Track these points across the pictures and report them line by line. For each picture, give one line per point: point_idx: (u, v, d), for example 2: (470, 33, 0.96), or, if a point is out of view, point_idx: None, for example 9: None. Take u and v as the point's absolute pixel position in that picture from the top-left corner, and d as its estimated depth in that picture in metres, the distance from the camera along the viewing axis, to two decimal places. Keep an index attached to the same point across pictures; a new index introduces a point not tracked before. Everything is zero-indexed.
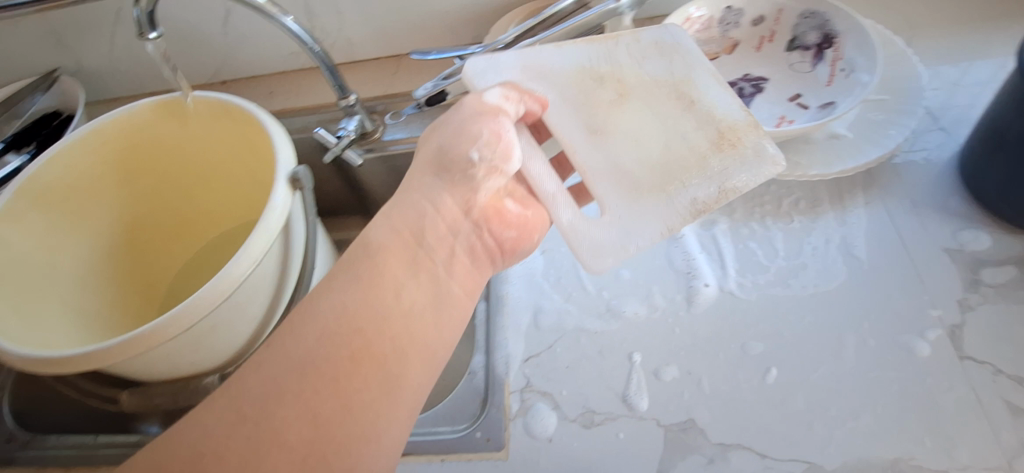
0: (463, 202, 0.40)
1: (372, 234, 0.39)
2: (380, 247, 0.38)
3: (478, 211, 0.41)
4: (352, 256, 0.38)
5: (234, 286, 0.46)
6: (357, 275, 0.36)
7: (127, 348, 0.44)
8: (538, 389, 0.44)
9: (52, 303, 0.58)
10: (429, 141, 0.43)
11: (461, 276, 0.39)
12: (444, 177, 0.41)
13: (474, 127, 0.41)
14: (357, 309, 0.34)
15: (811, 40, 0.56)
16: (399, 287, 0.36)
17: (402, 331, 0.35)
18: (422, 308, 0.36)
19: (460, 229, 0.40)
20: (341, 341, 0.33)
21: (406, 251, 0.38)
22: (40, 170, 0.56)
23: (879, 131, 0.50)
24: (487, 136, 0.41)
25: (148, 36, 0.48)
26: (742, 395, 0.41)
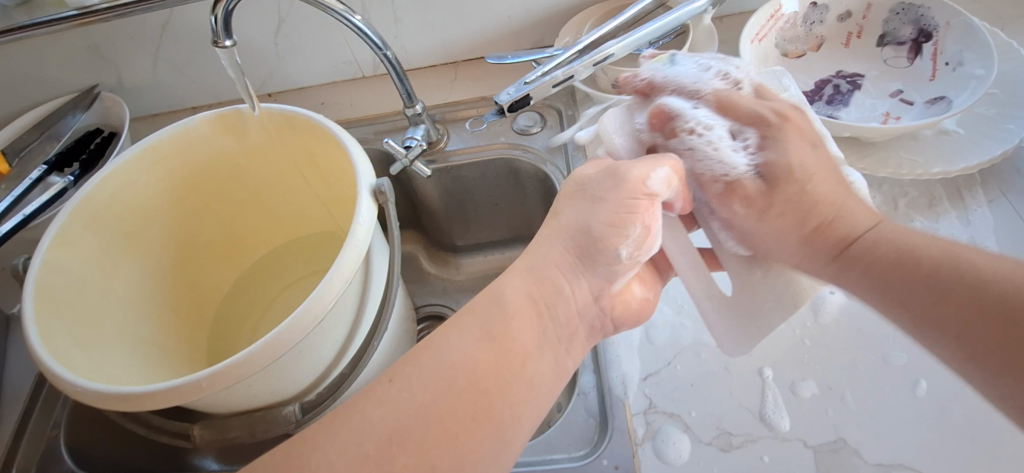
0: (598, 290, 0.40)
1: (506, 294, 0.37)
2: (513, 309, 0.37)
3: (607, 299, 0.40)
4: (485, 309, 0.37)
5: (326, 309, 0.42)
6: (496, 341, 0.35)
7: (218, 381, 0.40)
8: (663, 410, 0.41)
9: (110, 332, 0.54)
10: (578, 211, 0.40)
11: (576, 349, 0.39)
12: (585, 259, 0.39)
13: (629, 218, 0.37)
14: (483, 370, 0.34)
15: (905, 35, 0.54)
16: (526, 355, 0.36)
17: (520, 392, 0.35)
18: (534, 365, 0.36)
19: (587, 312, 0.40)
20: (461, 383, 0.34)
21: (535, 318, 0.37)
22: (95, 190, 0.53)
23: (994, 126, 0.48)
24: (637, 234, 0.38)
25: (223, 43, 0.45)
26: (894, 410, 0.38)
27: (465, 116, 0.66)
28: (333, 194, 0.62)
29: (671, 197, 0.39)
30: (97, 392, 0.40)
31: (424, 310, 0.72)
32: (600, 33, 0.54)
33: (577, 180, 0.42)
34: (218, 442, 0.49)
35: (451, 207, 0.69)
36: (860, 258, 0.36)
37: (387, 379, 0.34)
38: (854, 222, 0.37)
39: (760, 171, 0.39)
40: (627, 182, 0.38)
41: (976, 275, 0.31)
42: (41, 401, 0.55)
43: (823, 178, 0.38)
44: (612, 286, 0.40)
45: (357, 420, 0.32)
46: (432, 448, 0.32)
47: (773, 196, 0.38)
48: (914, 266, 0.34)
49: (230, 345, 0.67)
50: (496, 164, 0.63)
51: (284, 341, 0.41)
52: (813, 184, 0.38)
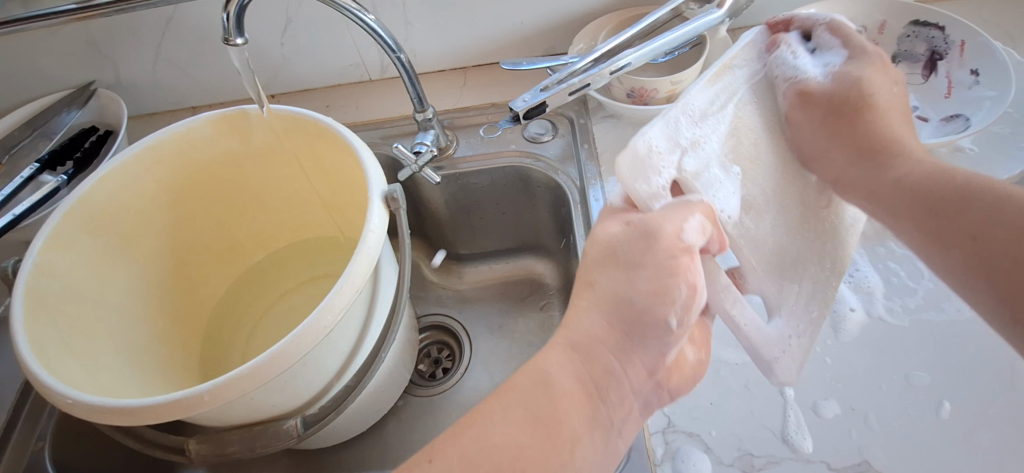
0: (652, 366, 0.37)
1: (552, 375, 0.36)
2: (560, 390, 0.36)
3: (662, 371, 0.38)
4: (526, 387, 0.36)
5: (336, 319, 0.41)
6: (543, 424, 0.34)
7: (221, 394, 0.38)
8: (682, 429, 0.40)
9: (101, 339, 0.51)
10: (614, 281, 0.38)
11: (627, 427, 0.38)
12: (631, 337, 0.37)
13: (671, 283, 0.36)
14: (528, 456, 0.33)
15: (920, 51, 0.53)
16: (573, 440, 0.34)
17: (578, 468, 0.34)
18: (592, 436, 0.35)
19: (639, 388, 0.38)
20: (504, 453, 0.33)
21: (584, 402, 0.36)
22: (90, 190, 0.51)
23: (1009, 145, 0.48)
24: (684, 295, 0.36)
25: (235, 41, 0.44)
26: (918, 432, 0.38)
27: (474, 123, 0.65)
28: (338, 198, 0.60)
29: (707, 244, 0.37)
30: (93, 404, 0.38)
31: (426, 319, 0.71)
32: (616, 43, 0.53)
33: (605, 243, 0.39)
34: (215, 458, 0.46)
35: (457, 215, 0.68)
36: (893, 170, 0.41)
37: (426, 459, 0.33)
38: (902, 143, 0.42)
39: (832, 76, 0.44)
40: (662, 244, 0.36)
41: (994, 206, 0.36)
42: (26, 412, 0.53)
43: (897, 116, 0.44)
44: (646, 342, 0.37)
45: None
46: None
47: (847, 125, 0.43)
48: (944, 182, 0.38)
49: (226, 353, 0.64)
50: (505, 172, 0.62)
51: (290, 354, 0.39)
52: (888, 120, 0.43)
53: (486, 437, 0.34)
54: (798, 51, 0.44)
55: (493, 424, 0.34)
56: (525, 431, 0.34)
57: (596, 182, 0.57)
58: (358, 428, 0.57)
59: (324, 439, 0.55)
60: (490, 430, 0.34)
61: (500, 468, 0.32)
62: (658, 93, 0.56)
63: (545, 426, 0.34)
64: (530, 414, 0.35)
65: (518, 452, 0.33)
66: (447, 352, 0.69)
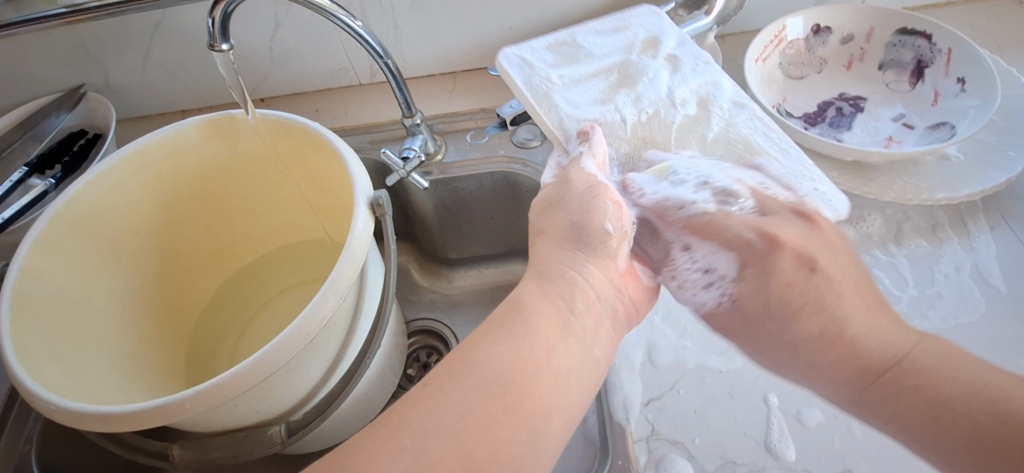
0: (607, 270, 0.41)
1: (524, 300, 0.37)
2: (534, 310, 0.36)
3: (617, 277, 0.41)
4: (504, 311, 0.36)
5: (319, 326, 0.40)
6: (523, 340, 0.34)
7: (203, 401, 0.38)
8: (666, 437, 0.40)
9: (87, 344, 0.51)
10: (555, 218, 0.43)
11: (603, 336, 0.38)
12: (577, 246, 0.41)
13: (596, 200, 0.42)
14: (511, 364, 0.33)
15: (907, 58, 0.54)
16: (549, 348, 0.35)
17: (558, 374, 0.34)
18: (569, 346, 0.36)
19: (604, 293, 0.40)
20: (499, 378, 0.32)
21: (557, 315, 0.37)
22: (77, 195, 0.50)
23: (995, 153, 0.48)
24: (611, 207, 0.42)
25: (220, 47, 0.44)
26: (901, 441, 0.38)
27: (463, 128, 0.65)
28: (326, 202, 0.60)
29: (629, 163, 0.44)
30: (74, 410, 0.38)
31: (415, 324, 0.71)
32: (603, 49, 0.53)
33: (544, 200, 0.45)
34: (200, 463, 0.46)
35: (446, 220, 0.68)
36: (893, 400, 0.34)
37: (423, 384, 0.33)
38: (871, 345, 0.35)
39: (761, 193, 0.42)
40: (573, 183, 0.44)
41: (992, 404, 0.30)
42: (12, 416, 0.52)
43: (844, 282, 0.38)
44: (591, 249, 0.41)
45: (421, 400, 0.32)
46: (462, 442, 0.30)
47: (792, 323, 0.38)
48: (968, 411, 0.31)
49: (213, 357, 0.64)
50: (493, 178, 0.62)
51: (273, 361, 0.39)
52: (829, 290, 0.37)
53: (476, 358, 0.33)
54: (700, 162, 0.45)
55: (479, 346, 0.34)
56: (506, 349, 0.34)
57: None
58: (346, 433, 0.57)
59: (310, 444, 0.55)
60: (476, 349, 0.34)
61: (487, 386, 0.32)
62: None
63: (540, 365, 0.34)
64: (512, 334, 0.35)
65: (504, 368, 0.33)
66: (435, 356, 0.69)
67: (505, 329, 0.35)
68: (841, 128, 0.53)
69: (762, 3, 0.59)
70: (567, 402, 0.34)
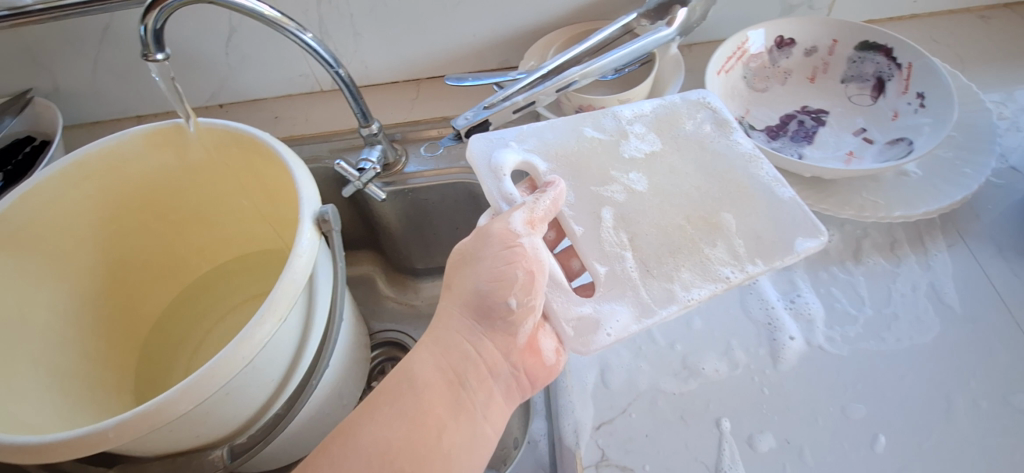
0: (506, 347, 0.39)
1: (415, 372, 0.36)
2: (424, 385, 0.36)
3: (516, 352, 0.39)
4: (397, 387, 0.36)
5: (257, 349, 0.39)
6: (411, 418, 0.34)
7: (128, 432, 0.36)
8: (616, 464, 0.39)
9: (23, 363, 0.49)
10: (464, 279, 0.40)
11: (495, 413, 0.38)
12: (482, 322, 0.39)
13: (509, 269, 0.38)
14: (397, 448, 0.32)
15: (869, 72, 0.54)
16: (439, 427, 0.34)
17: (449, 457, 0.34)
18: (456, 423, 0.35)
19: (498, 372, 0.39)
20: (378, 462, 0.32)
21: (446, 392, 0.36)
22: (11, 208, 0.48)
23: (953, 170, 0.48)
24: (522, 279, 0.38)
25: (154, 57, 0.42)
26: (851, 468, 0.37)
27: (425, 137, 0.63)
28: (281, 213, 0.58)
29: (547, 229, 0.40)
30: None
31: (380, 335, 0.69)
32: (564, 58, 0.53)
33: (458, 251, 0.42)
34: None
35: (410, 231, 0.67)
36: None
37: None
38: None
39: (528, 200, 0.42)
40: (490, 237, 0.39)
41: None
42: None
43: None
44: (493, 322, 0.39)
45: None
46: None
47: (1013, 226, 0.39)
48: None
49: (163, 373, 0.62)
50: (454, 189, 0.61)
51: (205, 387, 0.37)
52: None
53: (358, 439, 0.32)
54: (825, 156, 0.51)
55: (365, 428, 0.33)
56: (398, 429, 0.33)
57: None
58: (298, 452, 0.55)
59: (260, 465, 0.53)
60: (362, 428, 0.33)
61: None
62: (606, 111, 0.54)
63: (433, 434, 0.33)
64: (403, 415, 0.34)
65: (387, 451, 0.32)
66: None
67: (391, 413, 0.34)
68: (803, 141, 0.52)
69: (727, 13, 0.59)
70: None
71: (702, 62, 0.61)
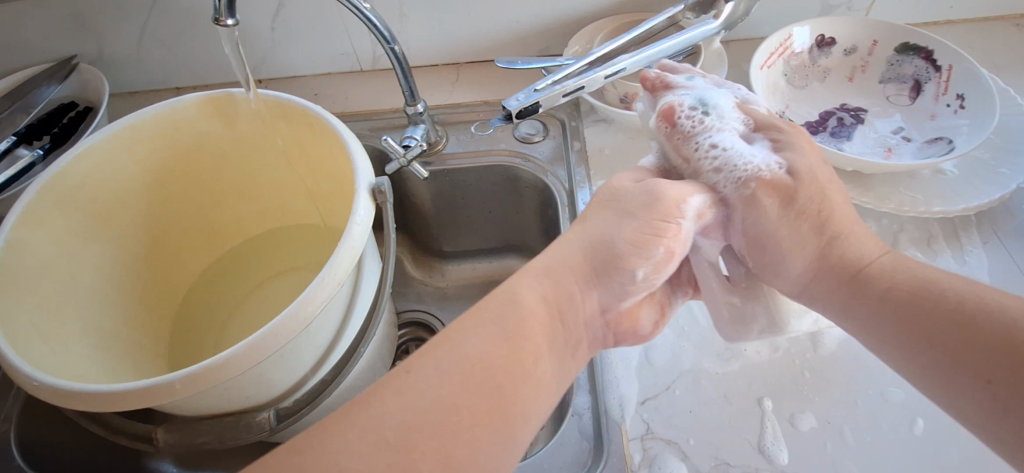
0: (608, 306, 0.39)
1: (520, 295, 0.36)
2: (528, 307, 0.36)
3: (616, 319, 0.40)
4: (497, 306, 0.35)
5: (316, 311, 0.40)
6: (510, 337, 0.34)
7: (193, 384, 0.37)
8: (661, 437, 0.40)
9: (72, 320, 0.50)
10: (604, 222, 0.39)
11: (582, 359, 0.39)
12: (599, 277, 0.38)
13: (655, 241, 0.37)
14: (499, 363, 0.33)
15: (908, 73, 0.55)
16: (537, 356, 0.35)
17: (540, 381, 0.34)
18: (554, 355, 0.36)
19: (592, 324, 0.39)
20: (473, 371, 0.32)
21: (546, 328, 0.36)
22: (67, 168, 0.49)
23: (989, 170, 0.49)
24: (661, 256, 0.37)
25: (225, 22, 0.42)
26: (890, 448, 0.38)
27: (465, 120, 0.64)
28: (324, 187, 0.59)
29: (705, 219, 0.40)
30: (58, 386, 0.37)
31: (406, 315, 0.70)
32: (612, 47, 0.54)
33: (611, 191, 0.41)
34: (185, 447, 0.45)
35: (444, 212, 0.67)
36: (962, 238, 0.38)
37: (403, 370, 0.32)
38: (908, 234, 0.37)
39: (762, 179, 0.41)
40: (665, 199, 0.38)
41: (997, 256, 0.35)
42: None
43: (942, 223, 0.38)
44: (610, 283, 0.38)
45: (392, 385, 0.32)
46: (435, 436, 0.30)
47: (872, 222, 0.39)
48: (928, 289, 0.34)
49: (198, 341, 0.63)
50: (493, 171, 0.62)
51: (267, 345, 0.38)
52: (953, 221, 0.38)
53: (459, 350, 0.33)
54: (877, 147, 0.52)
55: (465, 341, 0.34)
56: (496, 347, 0.33)
57: (584, 185, 0.56)
58: None
59: (298, 432, 0.54)
60: (461, 338, 0.34)
61: (471, 382, 0.32)
62: None
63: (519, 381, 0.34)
64: (499, 330, 0.34)
65: (489, 362, 0.33)
66: None
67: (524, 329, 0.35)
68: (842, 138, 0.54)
69: (770, 11, 0.60)
70: (541, 410, 0.34)
71: (741, 57, 0.62)
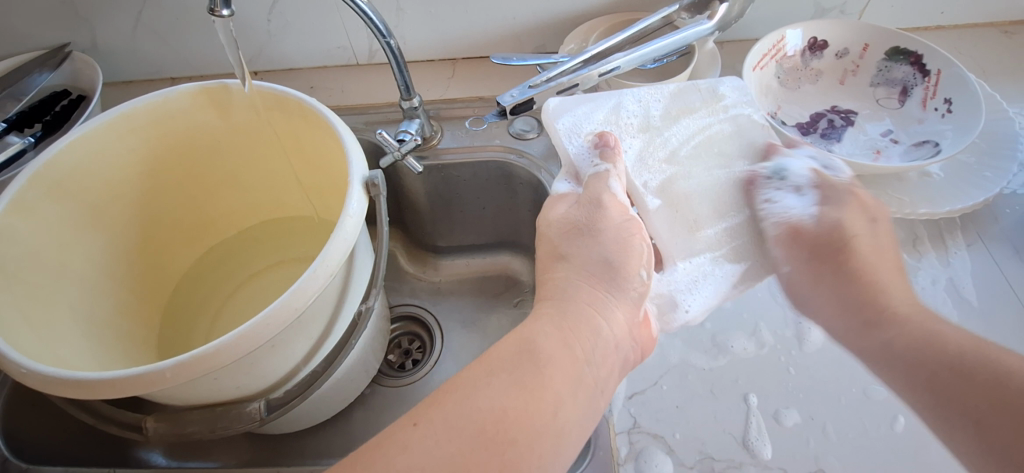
0: (631, 319, 0.41)
1: (538, 341, 0.37)
2: (547, 356, 0.36)
3: (635, 324, 0.42)
4: (512, 352, 0.36)
5: (308, 302, 0.40)
6: (526, 386, 0.34)
7: (184, 372, 0.37)
8: (648, 431, 0.41)
9: (62, 308, 0.50)
10: (585, 248, 0.43)
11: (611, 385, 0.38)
12: (610, 289, 0.42)
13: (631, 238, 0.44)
14: (512, 416, 0.32)
15: (898, 77, 0.56)
16: (557, 403, 0.34)
17: (562, 434, 0.34)
18: (575, 399, 0.35)
19: (621, 344, 0.40)
20: (487, 422, 0.32)
21: (569, 366, 0.36)
22: (58, 156, 0.49)
23: (975, 174, 0.50)
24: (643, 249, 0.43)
25: (220, 13, 0.42)
26: (871, 446, 0.39)
27: (460, 115, 0.65)
28: (318, 180, 0.59)
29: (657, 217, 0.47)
30: (46, 374, 0.36)
31: (400, 308, 0.71)
32: (606, 45, 0.54)
33: (565, 220, 0.45)
34: (173, 437, 0.45)
35: (437, 207, 0.68)
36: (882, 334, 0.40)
37: (410, 422, 0.31)
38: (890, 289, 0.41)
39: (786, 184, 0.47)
40: (607, 210, 0.45)
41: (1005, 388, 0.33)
42: None
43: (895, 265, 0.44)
44: (624, 291, 0.42)
45: (398, 437, 0.31)
46: None
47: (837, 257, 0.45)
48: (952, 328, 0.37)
49: (187, 332, 0.63)
50: (487, 167, 0.62)
51: (259, 335, 0.38)
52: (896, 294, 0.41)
53: (474, 402, 0.32)
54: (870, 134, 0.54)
55: (479, 393, 0.33)
56: (511, 397, 0.33)
57: None
58: (322, 414, 0.56)
59: (288, 423, 0.54)
60: (477, 389, 0.33)
61: (481, 432, 0.31)
62: None
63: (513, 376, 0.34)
64: (509, 375, 0.34)
65: (503, 412, 0.32)
66: (417, 343, 0.69)
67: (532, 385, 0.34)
68: (831, 140, 0.54)
69: (764, 13, 0.60)
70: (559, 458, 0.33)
71: (735, 58, 0.63)
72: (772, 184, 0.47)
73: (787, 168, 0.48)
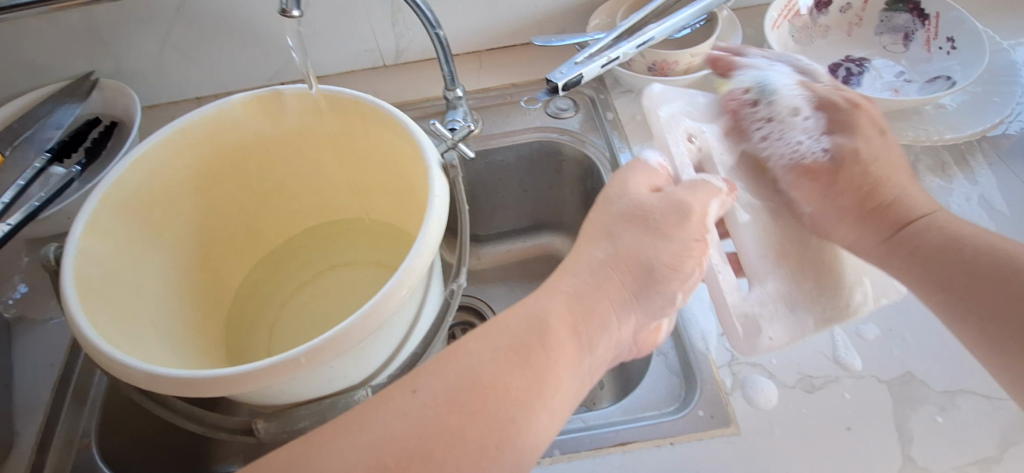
0: (640, 326, 0.42)
1: (548, 319, 0.38)
2: (555, 342, 0.37)
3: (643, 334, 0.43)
4: (520, 330, 0.37)
5: (417, 280, 0.42)
6: (523, 363, 0.36)
7: (315, 358, 0.38)
8: (746, 361, 0.44)
9: (146, 327, 0.50)
10: (641, 241, 0.42)
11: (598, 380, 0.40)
12: (640, 296, 0.42)
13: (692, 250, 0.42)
14: (500, 385, 0.35)
15: (901, 23, 0.61)
16: (555, 389, 0.36)
17: (552, 415, 0.36)
18: (568, 390, 0.37)
19: (623, 343, 0.42)
20: (477, 388, 0.35)
21: (572, 357, 0.38)
22: (124, 175, 0.49)
23: (984, 101, 0.55)
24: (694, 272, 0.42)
25: (292, 13, 0.43)
26: (945, 346, 0.44)
27: (495, 103, 0.67)
28: (372, 178, 0.60)
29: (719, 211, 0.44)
30: (181, 377, 0.37)
31: None
32: (637, 19, 0.57)
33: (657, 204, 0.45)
34: (285, 434, 0.46)
35: (479, 196, 0.69)
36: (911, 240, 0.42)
37: (408, 389, 0.35)
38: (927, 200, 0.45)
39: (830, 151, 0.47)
40: (689, 219, 0.42)
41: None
42: (66, 408, 0.49)
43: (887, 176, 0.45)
44: (649, 303, 0.42)
45: (396, 404, 0.34)
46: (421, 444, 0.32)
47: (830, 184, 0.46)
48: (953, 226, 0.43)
49: (252, 345, 0.63)
50: (531, 149, 0.64)
51: (378, 315, 0.40)
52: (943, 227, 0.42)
53: (464, 366, 0.36)
54: (886, 75, 0.59)
55: (472, 359, 0.36)
56: (504, 368, 0.36)
57: (626, 149, 0.60)
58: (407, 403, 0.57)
59: None
60: (467, 350, 0.37)
61: (463, 391, 0.34)
62: (677, 65, 0.59)
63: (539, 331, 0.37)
64: (511, 351, 0.36)
65: (491, 383, 0.35)
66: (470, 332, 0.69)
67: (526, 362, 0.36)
68: (852, 85, 0.59)
69: None
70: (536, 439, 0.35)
71: (746, 23, 0.67)
72: (758, 108, 0.49)
73: (775, 86, 0.49)
